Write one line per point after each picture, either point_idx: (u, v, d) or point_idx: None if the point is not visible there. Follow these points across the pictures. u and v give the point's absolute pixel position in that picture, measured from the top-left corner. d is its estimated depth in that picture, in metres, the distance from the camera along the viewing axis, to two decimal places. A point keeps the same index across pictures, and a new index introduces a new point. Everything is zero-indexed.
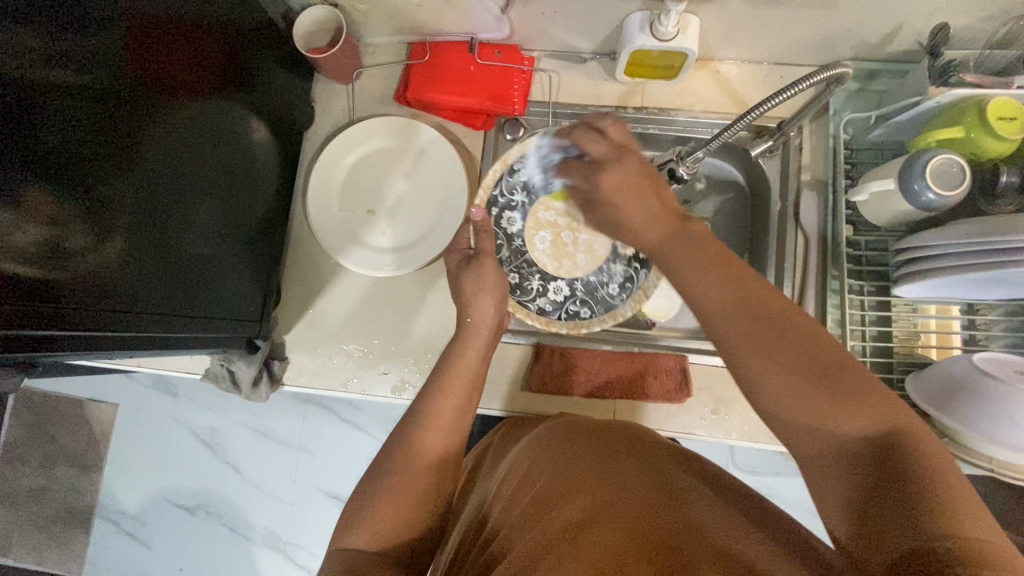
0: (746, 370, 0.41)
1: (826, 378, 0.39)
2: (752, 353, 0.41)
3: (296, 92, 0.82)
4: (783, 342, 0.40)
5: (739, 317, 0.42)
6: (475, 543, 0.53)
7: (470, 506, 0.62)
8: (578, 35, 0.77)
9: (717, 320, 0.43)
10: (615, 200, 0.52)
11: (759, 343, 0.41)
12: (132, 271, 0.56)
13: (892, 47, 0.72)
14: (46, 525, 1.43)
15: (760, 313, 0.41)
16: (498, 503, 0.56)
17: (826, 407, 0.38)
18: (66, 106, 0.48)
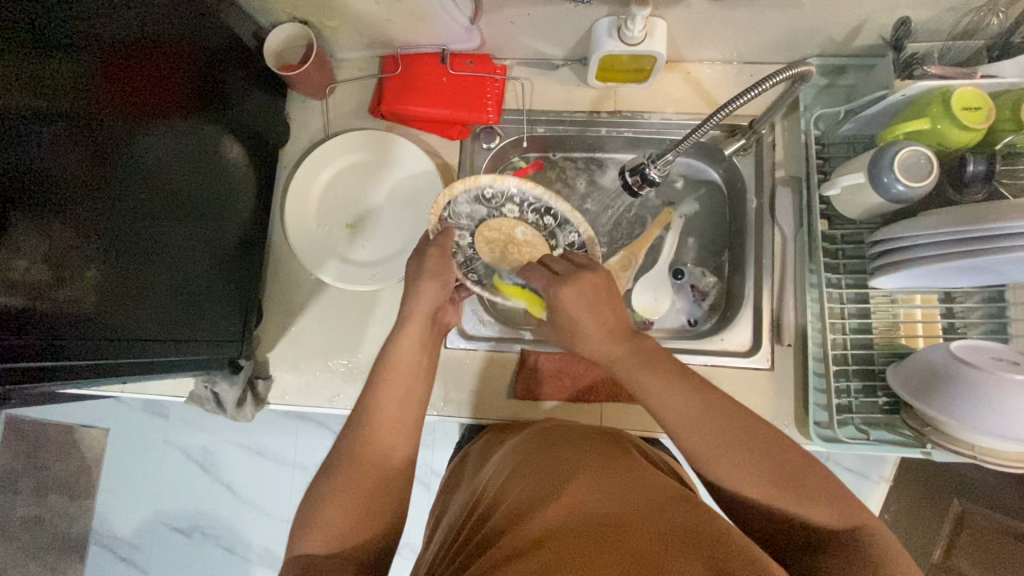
0: (716, 473, 0.51)
1: (794, 483, 0.48)
2: (724, 460, 0.50)
3: (271, 110, 0.82)
4: (752, 456, 0.50)
5: (716, 437, 0.51)
6: (456, 553, 0.53)
7: (452, 513, 0.62)
8: (548, 42, 0.78)
9: (693, 440, 0.52)
10: (573, 313, 0.60)
11: (727, 458, 0.50)
12: (113, 299, 0.56)
13: (858, 43, 0.73)
14: (41, 554, 1.41)
15: (733, 433, 0.51)
16: (475, 518, 0.55)
17: (763, 481, 0.49)
18: (39, 137, 0.48)
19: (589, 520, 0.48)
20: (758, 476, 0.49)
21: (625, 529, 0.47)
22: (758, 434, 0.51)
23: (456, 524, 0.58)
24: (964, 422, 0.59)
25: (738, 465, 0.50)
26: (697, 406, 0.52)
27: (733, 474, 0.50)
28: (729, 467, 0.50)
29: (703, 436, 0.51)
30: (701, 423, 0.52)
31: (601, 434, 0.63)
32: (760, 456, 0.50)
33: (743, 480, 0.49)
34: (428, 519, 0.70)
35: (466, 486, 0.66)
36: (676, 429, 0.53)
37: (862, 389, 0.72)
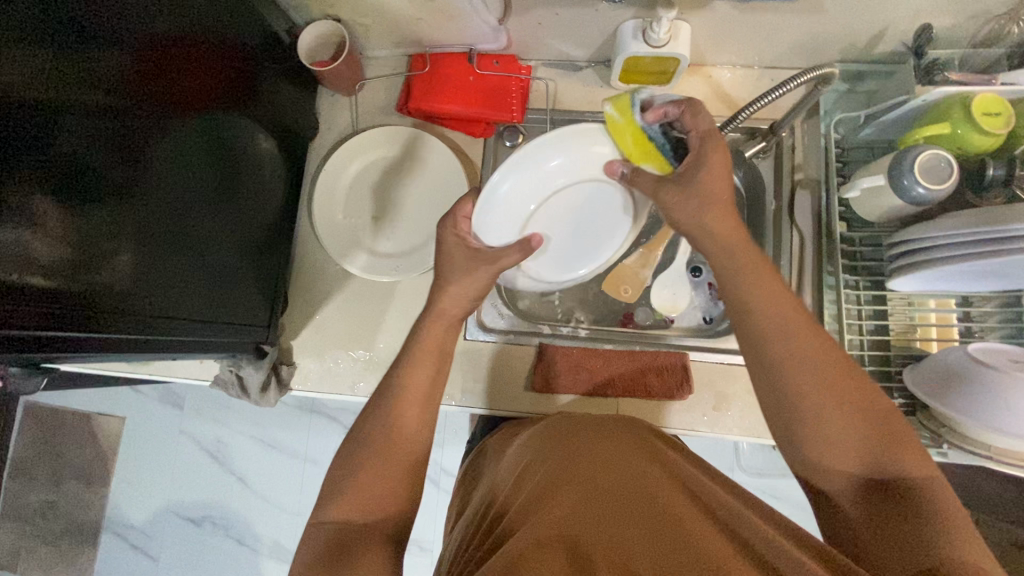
0: (822, 419, 0.49)
1: (880, 429, 0.49)
2: (833, 406, 0.49)
3: (302, 105, 0.85)
4: (853, 395, 0.50)
5: (826, 371, 0.50)
6: (477, 537, 0.54)
7: (473, 502, 0.64)
8: (573, 44, 0.80)
9: (803, 370, 0.51)
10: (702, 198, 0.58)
11: (832, 394, 0.50)
12: (145, 278, 0.59)
13: (879, 49, 0.74)
14: (53, 540, 1.43)
15: (843, 367, 0.51)
16: (495, 506, 0.57)
17: (858, 426, 0.49)
18: (82, 121, 0.50)
19: (609, 503, 0.49)
20: (859, 421, 0.49)
21: (646, 518, 0.48)
22: (859, 385, 0.50)
23: (476, 513, 0.60)
24: (981, 423, 0.60)
25: (836, 390, 0.50)
26: (816, 347, 0.51)
27: (831, 412, 0.49)
28: (831, 405, 0.49)
29: (812, 369, 0.50)
30: (826, 351, 0.51)
31: (623, 423, 0.64)
32: (853, 402, 0.49)
33: (836, 428, 0.49)
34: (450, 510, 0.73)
35: (484, 477, 0.68)
36: (778, 356, 0.52)
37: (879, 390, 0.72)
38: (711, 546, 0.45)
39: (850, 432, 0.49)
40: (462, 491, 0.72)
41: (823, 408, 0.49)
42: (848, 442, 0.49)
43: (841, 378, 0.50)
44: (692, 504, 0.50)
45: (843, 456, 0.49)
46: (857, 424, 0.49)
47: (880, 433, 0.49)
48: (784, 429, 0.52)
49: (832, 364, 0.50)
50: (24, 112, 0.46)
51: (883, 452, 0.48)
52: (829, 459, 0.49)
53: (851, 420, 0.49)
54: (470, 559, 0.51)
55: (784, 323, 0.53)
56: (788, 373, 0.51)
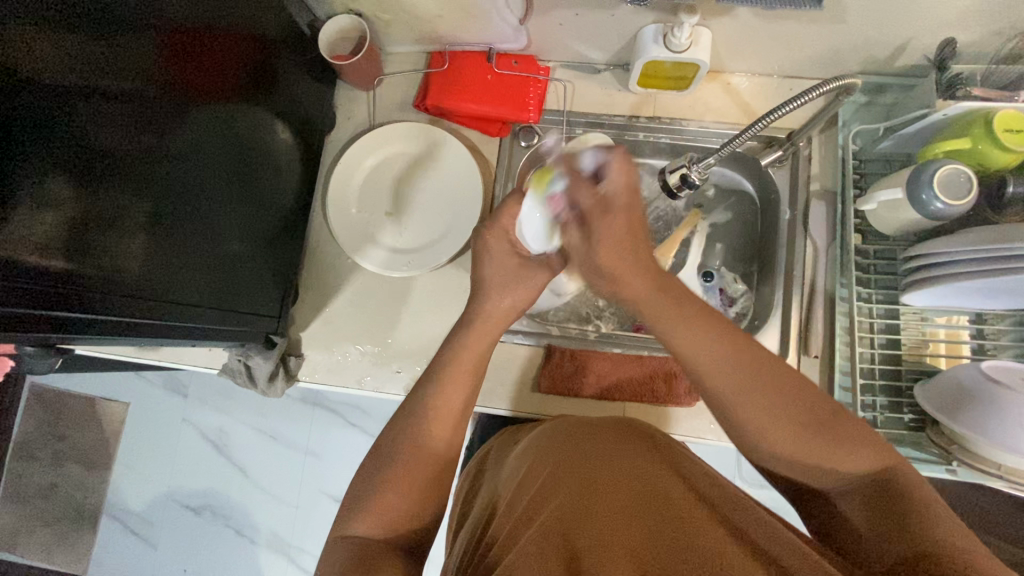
0: (748, 425, 0.49)
1: (821, 430, 0.47)
2: (757, 413, 0.48)
3: (320, 98, 0.85)
4: (784, 392, 0.48)
5: (737, 368, 0.49)
6: (480, 544, 0.54)
7: (476, 510, 0.64)
8: (592, 46, 0.80)
9: (715, 375, 0.49)
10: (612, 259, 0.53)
11: (764, 402, 0.48)
12: (158, 264, 0.59)
13: (900, 62, 0.74)
14: (53, 523, 1.43)
15: (756, 372, 0.48)
16: (499, 508, 0.57)
17: (793, 433, 0.47)
18: (101, 107, 0.51)
19: (613, 507, 0.49)
20: (793, 424, 0.47)
21: (651, 521, 0.48)
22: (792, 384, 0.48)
23: (481, 517, 0.60)
24: (994, 440, 0.60)
25: (766, 406, 0.48)
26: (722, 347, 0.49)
27: (766, 423, 0.48)
28: (767, 415, 0.48)
29: (741, 379, 0.48)
30: (726, 352, 0.49)
31: (628, 424, 0.64)
32: (777, 395, 0.48)
33: (782, 437, 0.48)
34: (449, 519, 0.73)
35: (487, 482, 0.68)
36: (699, 373, 0.50)
37: (888, 405, 0.72)
38: (719, 546, 0.44)
39: (780, 427, 0.48)
40: (463, 500, 0.72)
41: (753, 421, 0.48)
42: (802, 447, 0.48)
43: (784, 385, 0.48)
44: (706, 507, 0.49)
45: (805, 455, 0.48)
46: (805, 427, 0.47)
47: (827, 430, 0.47)
48: (757, 452, 0.50)
49: (765, 384, 0.48)
50: (42, 97, 0.46)
51: (816, 442, 0.47)
52: (795, 458, 0.48)
53: (791, 431, 0.47)
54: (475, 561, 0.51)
55: (694, 325, 0.50)
56: (727, 393, 0.49)
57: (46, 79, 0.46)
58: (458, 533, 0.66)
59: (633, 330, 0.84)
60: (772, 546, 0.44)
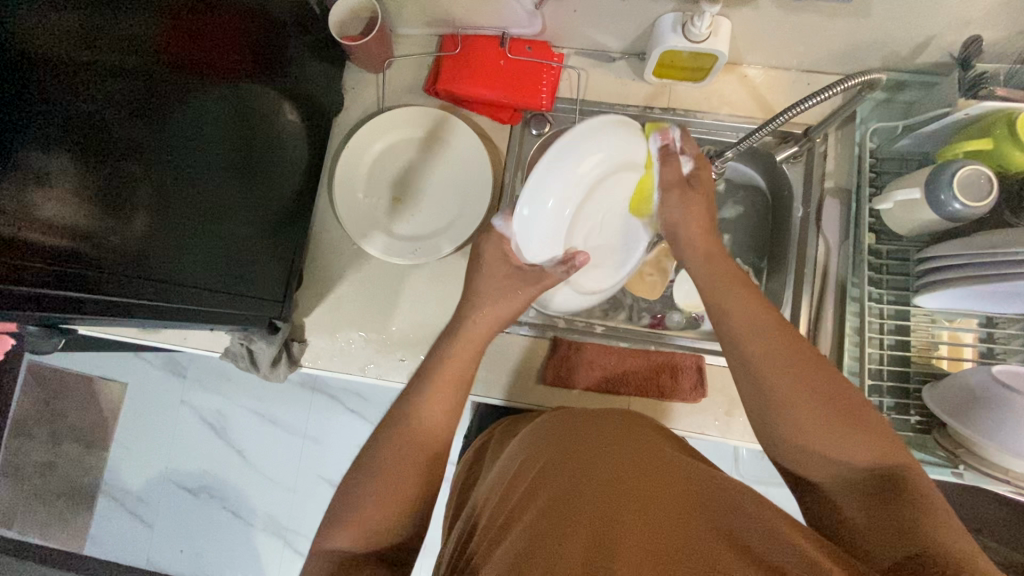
0: (784, 420, 0.51)
1: (852, 415, 0.49)
2: (802, 416, 0.50)
3: (329, 79, 0.83)
4: (825, 389, 0.50)
5: (778, 360, 0.52)
6: (474, 539, 0.54)
7: (473, 498, 0.64)
8: (608, 34, 0.78)
9: (755, 355, 0.54)
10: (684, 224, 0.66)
11: (791, 391, 0.51)
12: (162, 245, 0.58)
13: (922, 59, 0.72)
14: (50, 500, 1.43)
15: (794, 365, 0.52)
16: (494, 499, 0.56)
17: (828, 433, 0.49)
18: (105, 80, 0.49)
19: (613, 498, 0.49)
20: (820, 408, 0.49)
21: (654, 520, 0.46)
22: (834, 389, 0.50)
23: (478, 509, 0.59)
24: (1005, 446, 0.60)
25: (799, 393, 0.50)
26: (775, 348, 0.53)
27: (796, 398, 0.50)
28: (796, 394, 0.50)
29: (774, 353, 0.53)
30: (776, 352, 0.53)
31: (636, 422, 0.62)
32: (811, 384, 0.51)
33: (811, 416, 0.49)
34: (445, 510, 0.72)
35: (485, 474, 0.67)
36: (752, 362, 0.54)
37: (895, 407, 0.71)
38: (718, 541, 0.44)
39: (810, 415, 0.50)
40: (461, 485, 0.72)
41: (783, 394, 0.51)
42: (836, 445, 0.49)
43: (829, 390, 0.50)
44: (706, 501, 0.49)
45: (824, 445, 0.49)
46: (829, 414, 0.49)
47: (857, 427, 0.49)
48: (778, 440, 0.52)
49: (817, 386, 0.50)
50: (42, 70, 0.44)
51: (840, 437, 0.48)
52: (806, 443, 0.50)
53: (821, 406, 0.49)
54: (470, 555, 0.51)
55: (747, 318, 0.56)
56: (763, 374, 0.52)
57: (47, 53, 0.45)
58: (455, 520, 0.66)
59: (649, 325, 0.86)
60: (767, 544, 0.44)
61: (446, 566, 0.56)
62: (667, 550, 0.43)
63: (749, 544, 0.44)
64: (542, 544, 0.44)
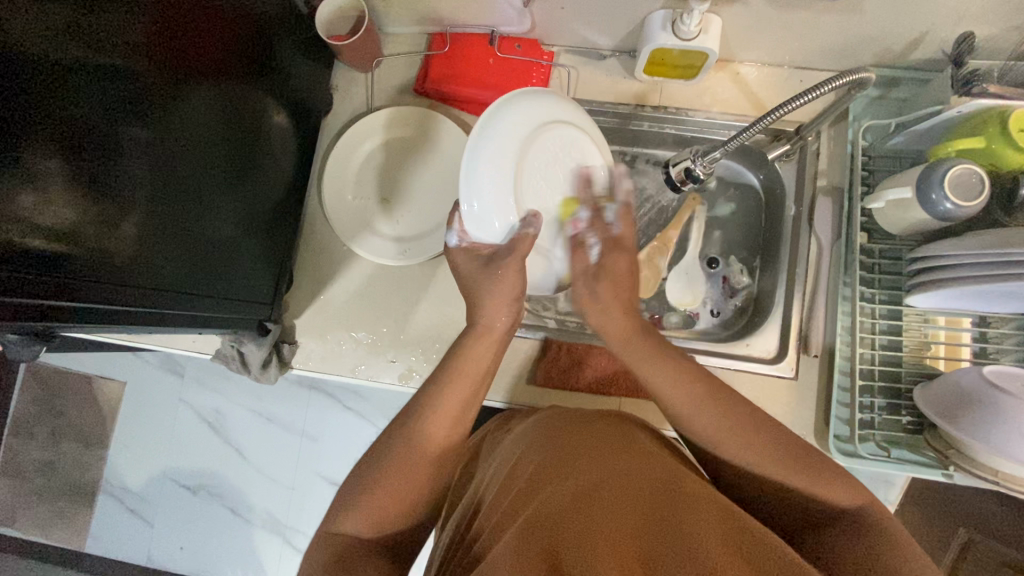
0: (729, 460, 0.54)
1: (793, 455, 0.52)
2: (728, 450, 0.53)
3: (317, 78, 0.83)
4: (749, 431, 0.53)
5: (701, 410, 0.55)
6: (462, 542, 0.54)
7: (462, 500, 0.64)
8: (598, 31, 0.77)
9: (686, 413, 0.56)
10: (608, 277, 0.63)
11: (731, 442, 0.53)
12: (150, 249, 0.58)
13: (916, 55, 0.71)
14: (50, 498, 1.44)
15: (723, 411, 0.54)
16: (483, 500, 0.56)
17: (764, 463, 0.52)
18: (92, 84, 0.49)
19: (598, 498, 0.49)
20: (755, 451, 0.52)
21: (639, 520, 0.46)
22: (760, 429, 0.53)
23: (468, 510, 0.59)
24: (992, 444, 0.59)
25: (726, 433, 0.54)
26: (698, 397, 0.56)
27: (724, 435, 0.54)
28: (720, 433, 0.54)
29: (705, 414, 0.55)
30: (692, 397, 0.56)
31: (625, 423, 0.62)
32: (734, 424, 0.54)
33: (741, 453, 0.53)
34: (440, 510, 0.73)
35: (477, 474, 0.67)
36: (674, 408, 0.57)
37: (886, 407, 0.71)
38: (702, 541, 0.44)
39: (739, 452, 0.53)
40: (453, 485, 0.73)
41: (722, 442, 0.54)
42: (781, 477, 0.52)
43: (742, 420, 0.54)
44: (690, 499, 0.49)
45: (767, 478, 0.53)
46: (768, 456, 0.52)
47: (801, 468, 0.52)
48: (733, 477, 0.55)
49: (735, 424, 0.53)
50: (28, 74, 0.44)
51: (786, 473, 0.51)
52: (749, 476, 0.53)
53: (745, 448, 0.53)
54: (457, 560, 0.51)
55: (667, 367, 0.57)
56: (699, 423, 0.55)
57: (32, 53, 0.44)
58: (446, 520, 0.67)
59: (649, 325, 0.83)
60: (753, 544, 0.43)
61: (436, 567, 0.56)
62: (651, 549, 0.43)
63: (734, 543, 0.44)
64: (526, 547, 0.44)
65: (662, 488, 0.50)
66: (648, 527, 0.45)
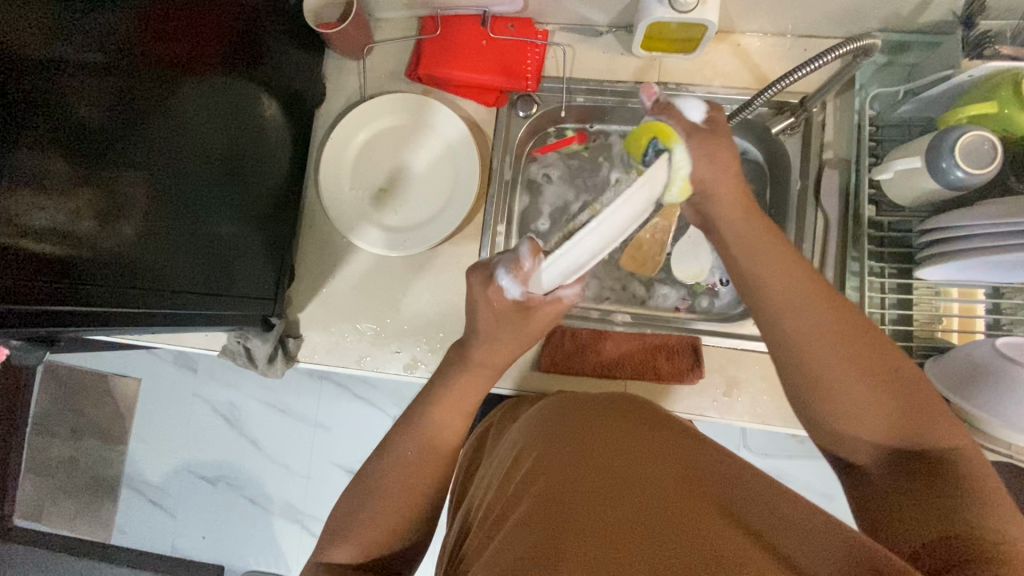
0: (840, 403, 0.47)
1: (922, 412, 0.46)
2: (856, 397, 0.46)
3: (308, 68, 0.81)
4: (888, 373, 0.47)
5: (845, 348, 0.47)
6: (472, 530, 0.54)
7: (471, 492, 0.64)
8: (593, 8, 0.76)
9: (803, 341, 0.49)
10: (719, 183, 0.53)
11: (858, 391, 0.47)
12: (152, 249, 0.58)
13: (925, 17, 0.69)
14: (75, 493, 1.48)
15: (877, 371, 0.47)
16: (492, 488, 0.56)
17: (887, 412, 0.46)
18: (82, 83, 0.49)
19: (605, 478, 0.49)
20: (883, 393, 0.46)
21: (644, 500, 0.46)
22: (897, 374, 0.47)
23: (477, 500, 0.59)
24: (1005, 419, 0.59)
25: (831, 345, 0.48)
26: (819, 310, 0.49)
27: (852, 387, 0.47)
28: (855, 379, 0.47)
29: (827, 341, 0.48)
30: (841, 340, 0.47)
31: (632, 407, 0.62)
32: (887, 384, 0.46)
33: (868, 401, 0.46)
34: (451, 497, 0.73)
35: (484, 463, 0.68)
36: (784, 330, 0.50)
37: None
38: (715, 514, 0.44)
39: (869, 399, 0.46)
40: (464, 474, 0.73)
41: (838, 382, 0.47)
42: (880, 420, 0.46)
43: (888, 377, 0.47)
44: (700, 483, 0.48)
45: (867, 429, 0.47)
46: (890, 397, 0.46)
47: (909, 403, 0.46)
48: (816, 415, 0.49)
49: (872, 371, 0.46)
50: (21, 76, 0.44)
51: (909, 422, 0.46)
52: (861, 427, 0.47)
53: (882, 403, 0.46)
54: (468, 549, 0.51)
55: (788, 284, 0.51)
56: (789, 314, 0.50)
57: (25, 57, 0.44)
58: (458, 511, 0.67)
59: (676, 308, 0.86)
60: (759, 517, 0.44)
61: (448, 557, 0.57)
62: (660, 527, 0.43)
63: (747, 517, 0.44)
64: (535, 532, 0.44)
65: (668, 467, 0.50)
66: (658, 503, 0.45)
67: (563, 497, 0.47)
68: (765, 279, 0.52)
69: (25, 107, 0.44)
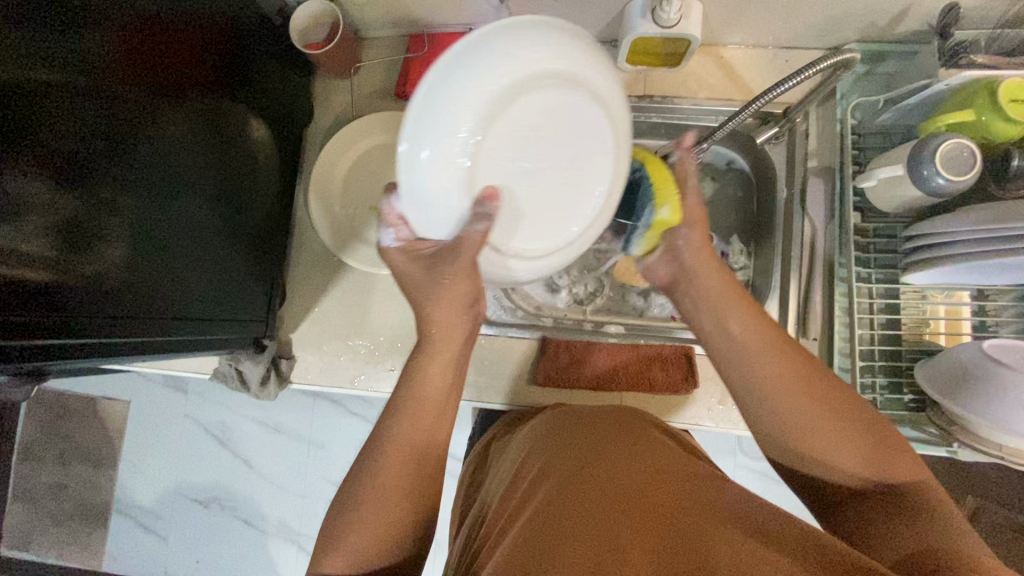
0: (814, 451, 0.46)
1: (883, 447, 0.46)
2: (821, 444, 0.46)
3: (295, 88, 0.81)
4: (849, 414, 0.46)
5: (805, 391, 0.47)
6: (473, 550, 0.54)
7: (473, 510, 0.64)
8: (578, 24, 0.76)
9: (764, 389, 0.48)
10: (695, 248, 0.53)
11: (817, 430, 0.46)
12: (141, 275, 0.57)
13: (902, 27, 0.70)
14: (64, 520, 1.45)
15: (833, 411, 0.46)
16: (493, 506, 0.56)
17: (854, 447, 0.46)
18: (66, 110, 0.48)
19: (603, 495, 0.49)
20: (845, 433, 0.46)
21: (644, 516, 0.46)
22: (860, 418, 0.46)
23: (478, 519, 0.59)
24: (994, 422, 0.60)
25: (795, 385, 0.47)
26: (778, 356, 0.48)
27: (814, 425, 0.46)
28: (812, 420, 0.46)
29: (786, 381, 0.47)
30: (795, 382, 0.47)
31: (629, 420, 0.62)
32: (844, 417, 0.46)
33: (829, 439, 0.46)
34: (453, 514, 0.73)
35: (485, 481, 0.67)
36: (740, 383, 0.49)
37: (888, 386, 0.71)
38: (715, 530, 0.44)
39: (838, 445, 0.46)
40: (464, 491, 0.73)
41: (802, 423, 0.46)
42: (845, 461, 0.46)
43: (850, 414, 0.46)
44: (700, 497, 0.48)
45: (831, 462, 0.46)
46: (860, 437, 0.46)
47: (877, 445, 0.46)
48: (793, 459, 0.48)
49: (828, 411, 0.46)
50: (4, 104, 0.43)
51: (884, 456, 0.45)
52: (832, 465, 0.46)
53: (854, 455, 0.45)
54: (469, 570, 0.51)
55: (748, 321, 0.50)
56: (745, 356, 0.49)
57: (7, 86, 0.44)
58: (460, 530, 0.67)
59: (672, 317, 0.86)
60: (759, 530, 0.44)
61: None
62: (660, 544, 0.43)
63: (747, 532, 0.44)
64: (534, 552, 0.44)
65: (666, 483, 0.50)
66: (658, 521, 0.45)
67: (561, 516, 0.47)
68: (737, 337, 0.50)
69: (7, 137, 0.44)
